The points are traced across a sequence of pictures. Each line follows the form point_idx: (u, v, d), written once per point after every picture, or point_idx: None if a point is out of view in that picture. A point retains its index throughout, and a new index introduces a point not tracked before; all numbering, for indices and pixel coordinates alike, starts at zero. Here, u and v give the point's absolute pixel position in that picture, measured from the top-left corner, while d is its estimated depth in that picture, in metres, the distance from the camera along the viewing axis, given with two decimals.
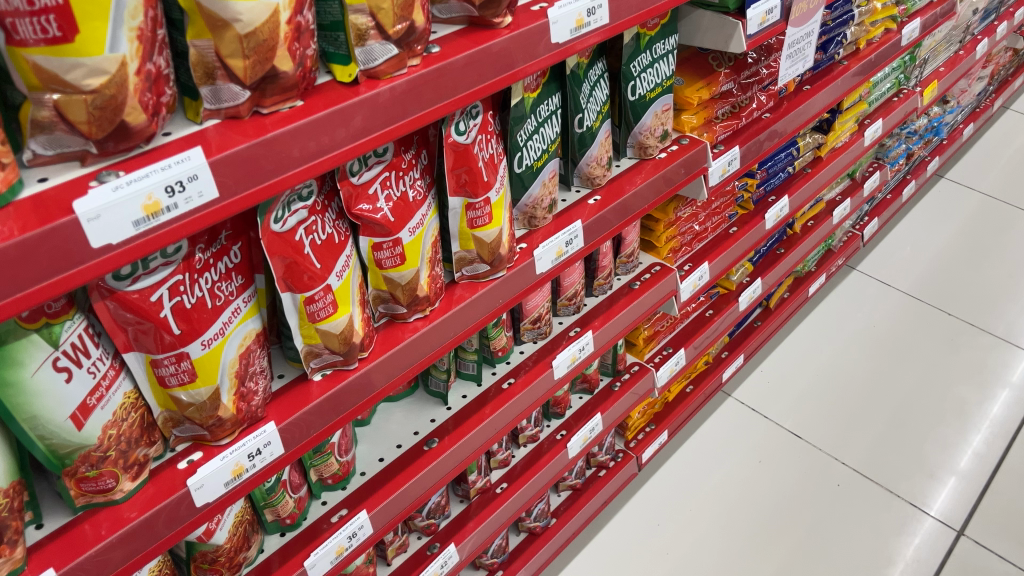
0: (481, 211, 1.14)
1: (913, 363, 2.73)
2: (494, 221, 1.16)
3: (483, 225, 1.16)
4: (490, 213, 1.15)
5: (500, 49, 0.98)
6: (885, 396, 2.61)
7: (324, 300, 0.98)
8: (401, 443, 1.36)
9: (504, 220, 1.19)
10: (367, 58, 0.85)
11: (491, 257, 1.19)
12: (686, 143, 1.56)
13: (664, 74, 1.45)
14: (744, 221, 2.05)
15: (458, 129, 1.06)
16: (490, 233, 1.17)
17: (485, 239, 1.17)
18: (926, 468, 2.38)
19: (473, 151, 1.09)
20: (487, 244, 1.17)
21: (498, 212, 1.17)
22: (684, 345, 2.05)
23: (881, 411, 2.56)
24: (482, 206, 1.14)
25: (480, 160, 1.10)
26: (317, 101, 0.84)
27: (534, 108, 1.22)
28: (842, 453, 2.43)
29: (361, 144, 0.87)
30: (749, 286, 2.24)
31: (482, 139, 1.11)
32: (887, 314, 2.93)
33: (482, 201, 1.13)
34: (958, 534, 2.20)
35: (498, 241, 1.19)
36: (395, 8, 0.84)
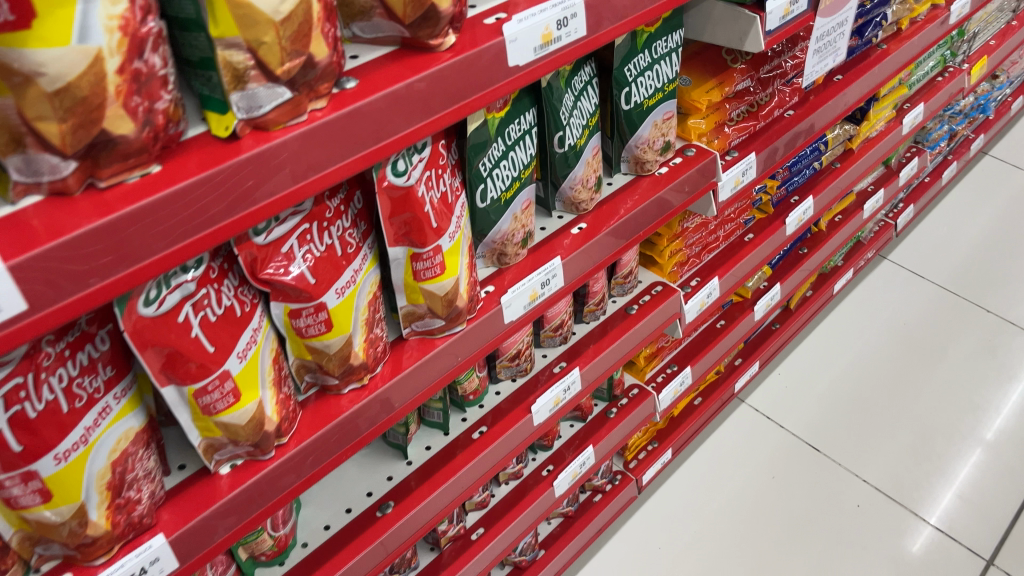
0: (431, 261, 0.95)
1: (946, 367, 2.51)
2: (448, 271, 0.97)
3: (433, 277, 0.96)
4: (442, 263, 0.96)
5: (439, 81, 0.78)
6: (913, 404, 2.40)
7: (221, 390, 0.80)
8: (352, 507, 1.20)
9: (462, 267, 1.00)
10: (249, 105, 0.66)
11: (445, 312, 1.00)
12: (692, 155, 1.35)
13: (666, 77, 1.24)
14: (762, 227, 1.83)
15: (396, 169, 0.87)
16: (443, 285, 0.97)
17: (436, 292, 0.98)
18: (954, 487, 2.17)
19: (417, 193, 0.90)
20: (439, 297, 0.98)
21: (453, 261, 0.98)
22: (690, 362, 1.85)
23: (908, 422, 2.35)
24: (431, 256, 0.95)
25: (425, 205, 0.91)
26: (181, 166, 0.65)
27: (501, 131, 1.02)
28: (864, 469, 2.23)
29: (246, 216, 0.69)
30: (767, 293, 2.03)
31: (428, 178, 0.92)
32: (920, 311, 2.70)
33: (430, 250, 0.94)
34: (987, 564, 1.99)
35: (455, 293, 0.99)
36: (283, 43, 0.64)
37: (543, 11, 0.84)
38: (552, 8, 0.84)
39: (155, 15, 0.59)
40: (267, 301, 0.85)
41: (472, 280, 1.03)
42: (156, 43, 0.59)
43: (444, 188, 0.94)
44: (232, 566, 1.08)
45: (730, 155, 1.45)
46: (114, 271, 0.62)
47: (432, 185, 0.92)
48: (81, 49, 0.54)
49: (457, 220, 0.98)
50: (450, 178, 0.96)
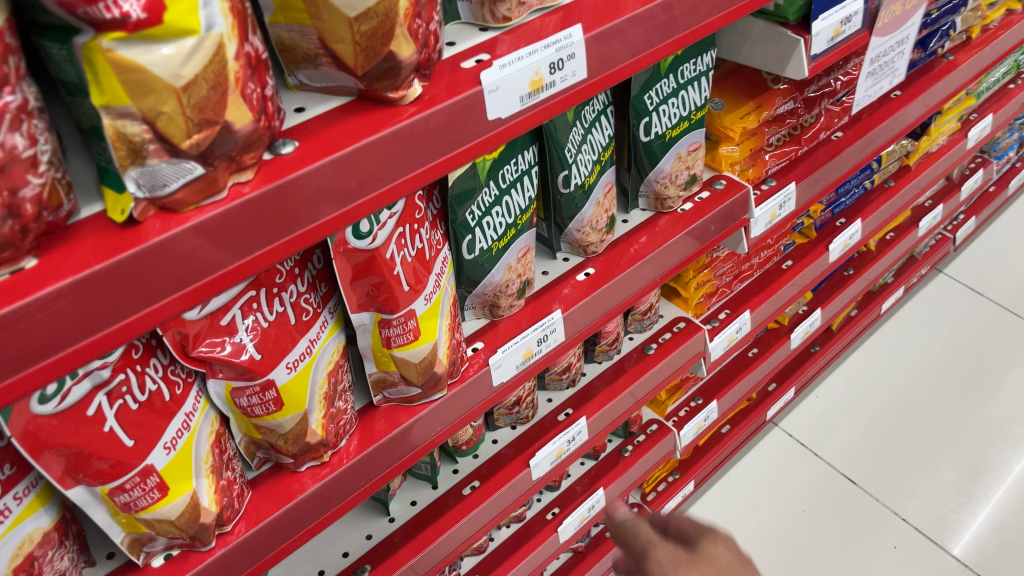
0: (403, 327, 0.83)
1: (1002, 398, 2.30)
2: (424, 336, 0.85)
3: (405, 344, 0.85)
4: (417, 328, 0.84)
5: (399, 141, 0.65)
6: (963, 436, 2.20)
7: (143, 488, 0.70)
8: (325, 570, 1.10)
9: (442, 330, 0.88)
10: (151, 183, 0.55)
11: (421, 381, 0.88)
12: (722, 188, 1.21)
13: (692, 104, 1.10)
14: (803, 253, 1.67)
15: (359, 231, 0.75)
16: (418, 352, 0.86)
17: (410, 360, 0.86)
18: (1005, 532, 1.98)
19: (385, 255, 0.78)
20: (414, 365, 0.87)
21: (430, 324, 0.86)
22: (717, 396, 1.70)
23: (956, 456, 2.16)
24: (403, 322, 0.83)
25: (394, 268, 0.79)
26: (64, 259, 0.54)
27: (493, 174, 0.90)
28: (904, 506, 2.05)
29: (149, 313, 0.57)
30: (807, 319, 1.87)
31: (401, 235, 0.79)
32: (977, 334, 2.50)
33: (401, 315, 0.82)
34: None
35: (432, 359, 0.87)
36: (188, 112, 0.53)
37: (532, 52, 0.71)
38: (544, 49, 0.71)
39: (18, 86, 0.48)
40: (204, 378, 0.75)
41: (455, 343, 0.91)
42: (18, 120, 0.48)
43: (419, 245, 0.82)
44: None
45: (766, 185, 1.30)
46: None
47: (406, 244, 0.80)
48: None
49: (436, 279, 0.86)
50: (428, 231, 0.84)
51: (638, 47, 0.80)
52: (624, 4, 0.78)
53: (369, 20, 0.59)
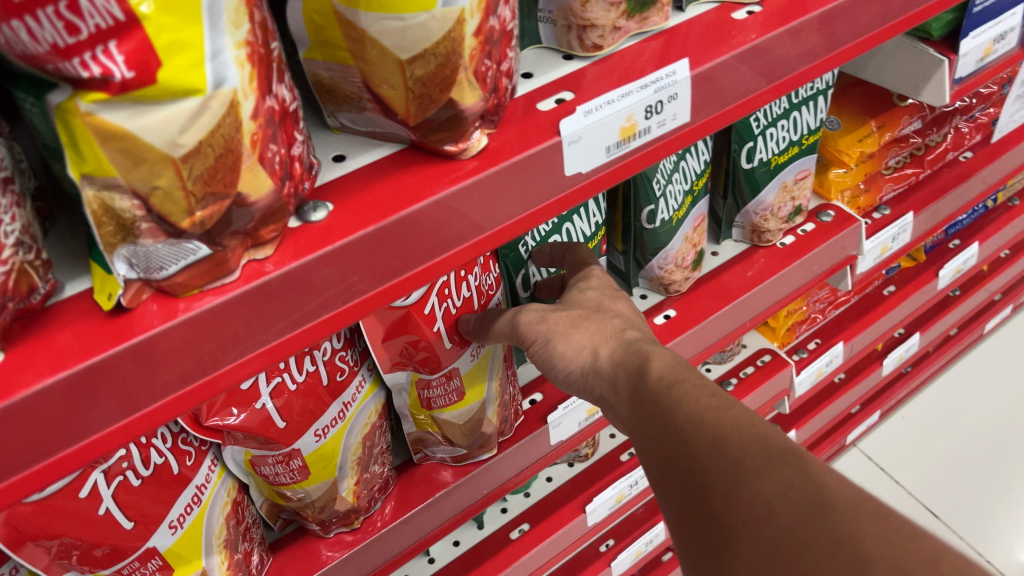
0: (444, 385, 0.75)
1: None
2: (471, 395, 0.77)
3: (448, 404, 0.76)
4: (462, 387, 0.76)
5: (457, 206, 0.53)
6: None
7: (143, 572, 0.62)
8: None
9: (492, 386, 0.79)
10: (144, 266, 0.45)
11: (466, 445, 0.79)
12: (830, 221, 1.04)
13: (805, 127, 0.95)
14: (908, 277, 1.50)
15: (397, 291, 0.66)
16: (464, 413, 0.77)
17: (454, 421, 0.77)
18: None
19: (422, 310, 0.69)
20: (459, 427, 0.78)
21: (477, 382, 0.77)
22: (797, 425, 1.56)
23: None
24: (442, 383, 0.75)
25: (435, 324, 0.70)
26: (36, 354, 0.44)
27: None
28: (991, 546, 1.77)
29: (142, 417, 0.47)
30: (903, 343, 1.70)
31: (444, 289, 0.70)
32: None
33: (441, 374, 0.74)
34: None
35: (480, 418, 0.78)
36: (189, 186, 0.42)
37: (626, 94, 0.58)
38: (641, 90, 0.59)
39: None
40: (221, 446, 0.66)
41: (507, 400, 0.81)
42: None
43: (466, 294, 0.73)
44: None
45: (879, 214, 1.14)
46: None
47: (450, 297, 0.71)
48: None
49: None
50: (479, 276, 0.73)
51: (754, 82, 0.66)
52: (742, 31, 0.64)
53: (426, 63, 0.47)
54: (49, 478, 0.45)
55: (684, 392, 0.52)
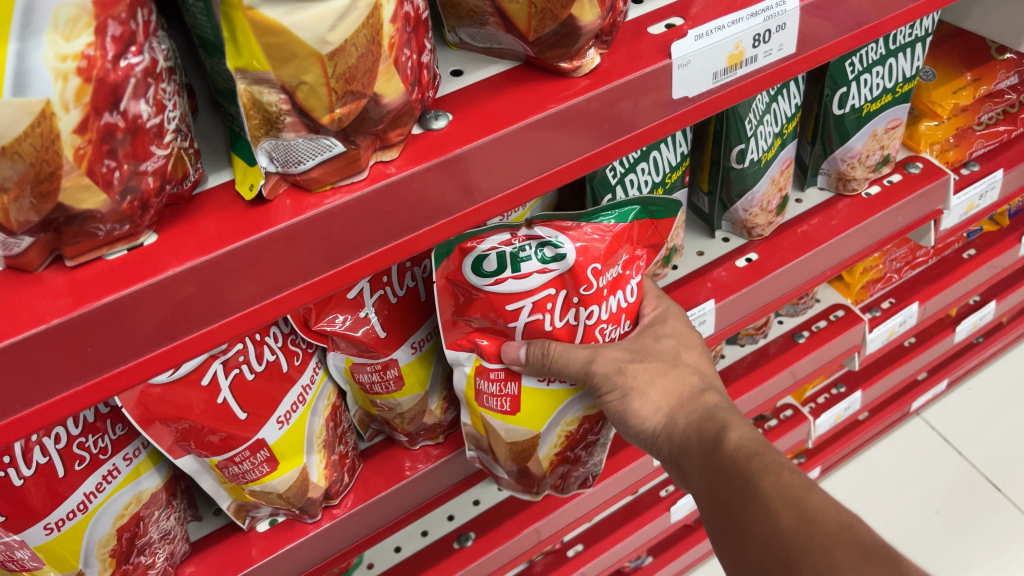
0: (500, 393, 0.72)
1: None
2: (521, 418, 0.73)
3: (494, 411, 0.73)
4: (517, 399, 0.73)
5: (567, 122, 0.55)
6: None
7: (253, 461, 0.66)
8: (428, 531, 1.05)
9: (558, 419, 0.75)
10: (283, 158, 0.48)
11: (507, 467, 0.77)
12: (917, 172, 1.03)
13: (900, 76, 0.94)
14: (989, 242, 1.47)
15: (487, 261, 0.66)
16: (513, 431, 0.74)
17: (498, 437, 0.74)
18: None
19: (501, 305, 0.68)
20: (503, 441, 0.74)
21: (541, 406, 0.74)
22: (862, 386, 1.55)
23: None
24: (500, 385, 0.72)
25: (513, 321, 0.69)
26: (185, 237, 0.47)
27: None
28: None
29: (276, 301, 0.50)
30: (978, 311, 1.67)
31: (541, 301, 0.68)
32: None
33: (502, 368, 0.71)
34: None
35: (530, 446, 0.75)
36: (332, 83, 0.44)
37: (736, 21, 0.59)
38: (751, 18, 0.59)
39: (145, 44, 0.41)
40: (324, 350, 0.70)
41: (570, 444, 0.78)
42: (144, 85, 0.41)
43: (568, 319, 0.70)
44: None
45: (967, 170, 1.12)
46: (66, 384, 0.45)
47: (549, 314, 0.69)
48: (18, 104, 0.37)
49: None
50: (593, 311, 0.70)
51: (859, 19, 0.66)
52: None
53: None
54: (198, 349, 0.49)
55: (770, 467, 0.60)
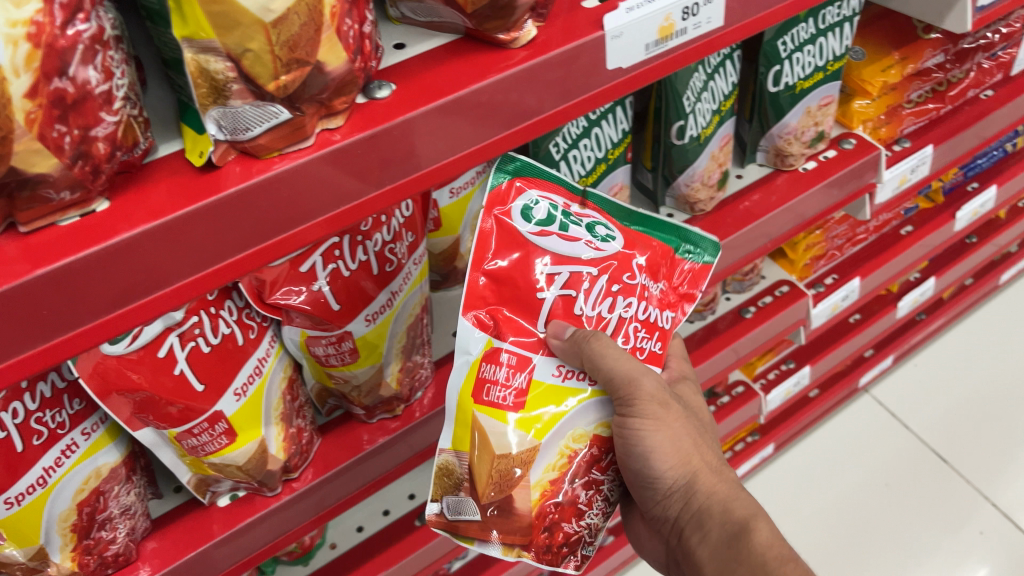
0: (505, 384, 0.67)
1: None
2: (520, 419, 0.67)
3: (493, 405, 0.67)
4: (522, 392, 0.67)
5: (505, 91, 0.58)
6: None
7: (211, 434, 0.67)
8: (390, 510, 1.07)
9: (565, 434, 0.69)
10: (232, 125, 0.49)
11: (489, 492, 0.66)
12: (851, 148, 1.08)
13: (831, 54, 0.98)
14: (925, 219, 1.53)
15: (534, 210, 0.69)
16: (510, 436, 0.66)
17: (486, 442, 0.66)
18: None
19: (533, 264, 0.69)
20: (496, 451, 0.66)
21: (546, 409, 0.68)
22: (810, 361, 1.60)
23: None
24: (505, 376, 0.67)
25: (545, 286, 0.69)
26: (137, 203, 0.49)
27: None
28: (997, 490, 1.79)
29: (231, 263, 0.52)
30: (918, 287, 1.73)
31: (579, 274, 0.70)
32: None
33: (517, 350, 0.67)
34: None
35: (527, 462, 0.67)
36: (277, 51, 0.46)
37: None
38: None
39: (92, 13, 0.43)
40: (280, 324, 0.71)
41: (569, 481, 0.69)
42: (92, 52, 0.43)
43: (599, 310, 0.71)
44: None
45: (899, 146, 1.17)
46: (22, 346, 0.47)
47: (583, 294, 0.70)
48: None
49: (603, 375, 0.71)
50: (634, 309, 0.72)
51: None
52: None
53: None
54: (158, 310, 0.50)
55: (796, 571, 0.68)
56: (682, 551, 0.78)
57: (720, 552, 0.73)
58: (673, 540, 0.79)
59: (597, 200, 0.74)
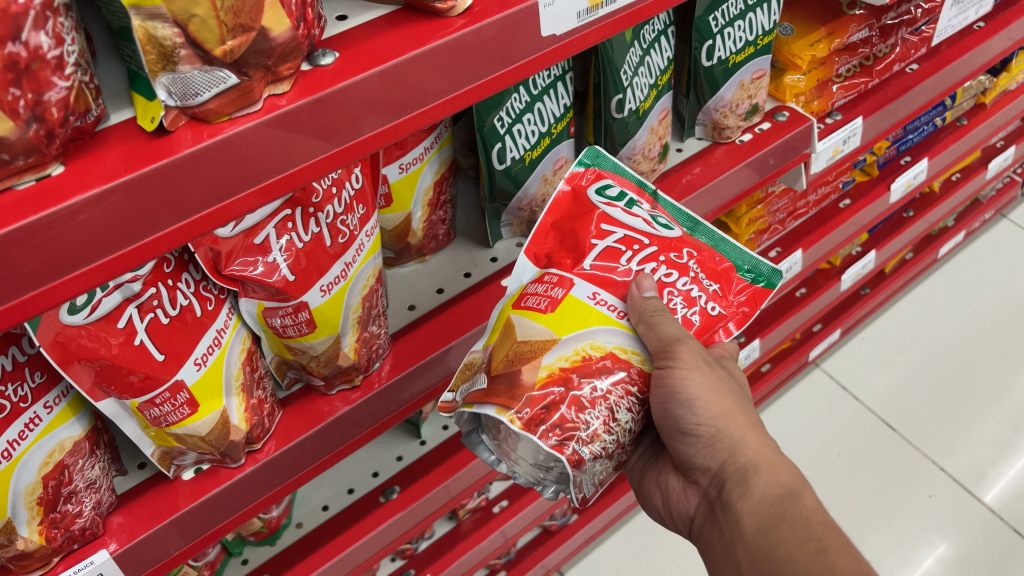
0: (544, 293, 0.76)
1: None
2: (548, 319, 0.74)
3: (528, 308, 0.76)
4: (557, 302, 0.75)
5: (444, 57, 0.61)
6: (1015, 385, 1.96)
7: (173, 404, 0.69)
8: (354, 488, 1.09)
9: (584, 339, 0.73)
10: (182, 91, 0.52)
11: (501, 366, 0.73)
12: (784, 120, 1.13)
13: (760, 28, 1.03)
14: (862, 191, 1.60)
15: (607, 190, 0.82)
16: (533, 327, 0.74)
17: (512, 332, 0.75)
18: None
19: (594, 217, 0.80)
20: (517, 338, 0.74)
21: (575, 317, 0.74)
22: (760, 334, 1.65)
23: (1006, 405, 1.92)
24: (548, 289, 0.76)
25: (599, 235, 0.79)
26: (91, 167, 0.51)
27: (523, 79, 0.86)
28: (945, 455, 1.84)
29: (184, 226, 0.54)
30: (860, 260, 1.80)
31: (630, 238, 0.79)
32: None
33: (559, 275, 0.77)
34: None
35: (539, 348, 0.73)
36: (222, 16, 0.49)
37: None
38: None
39: None
40: (237, 296, 0.73)
41: (577, 375, 0.71)
42: (43, 17, 0.45)
43: (641, 266, 0.78)
44: (217, 546, 1.01)
45: (831, 119, 1.22)
46: None
47: (630, 251, 0.78)
48: None
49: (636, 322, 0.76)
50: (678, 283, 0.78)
51: None
52: None
53: None
54: (114, 272, 0.53)
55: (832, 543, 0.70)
56: (715, 515, 0.78)
57: (758, 512, 0.73)
58: (707, 504, 0.79)
59: (665, 204, 0.86)
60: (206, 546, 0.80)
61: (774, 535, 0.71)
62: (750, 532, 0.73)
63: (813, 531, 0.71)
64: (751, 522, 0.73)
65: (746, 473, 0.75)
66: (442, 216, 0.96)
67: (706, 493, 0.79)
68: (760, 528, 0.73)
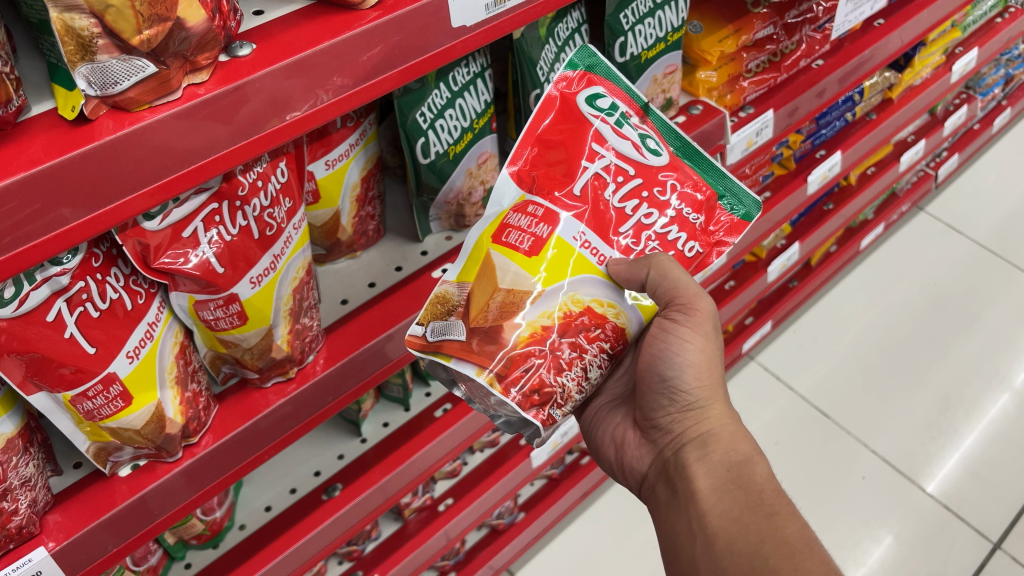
0: (524, 231, 0.77)
1: (983, 326, 2.14)
2: (528, 262, 0.76)
3: (508, 245, 0.77)
4: (539, 241, 0.76)
5: (358, 49, 0.64)
6: (936, 368, 2.05)
7: (106, 396, 0.70)
8: (296, 488, 1.10)
9: (565, 292, 0.76)
10: (101, 81, 0.54)
11: (481, 316, 0.75)
12: (698, 113, 1.18)
13: (669, 25, 1.08)
14: (781, 183, 1.67)
15: (597, 101, 0.80)
16: (514, 274, 0.75)
17: (492, 274, 0.76)
18: (971, 462, 1.86)
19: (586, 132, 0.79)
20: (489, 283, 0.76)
21: (556, 262, 0.76)
22: None
23: (931, 388, 2.01)
24: (528, 229, 0.77)
25: (588, 163, 0.78)
26: (16, 154, 0.52)
27: (443, 75, 0.90)
28: (876, 437, 1.91)
29: (106, 213, 0.56)
30: (785, 252, 1.87)
31: (614, 167, 0.79)
32: (968, 258, 2.33)
33: (540, 206, 0.77)
34: (993, 547, 1.72)
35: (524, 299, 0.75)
36: (137, 6, 0.52)
37: None
38: None
39: None
40: (167, 290, 0.74)
41: (558, 334, 0.75)
42: None
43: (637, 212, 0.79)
44: (158, 550, 1.02)
45: (745, 112, 1.28)
46: None
47: (614, 183, 0.78)
48: None
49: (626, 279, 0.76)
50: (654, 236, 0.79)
51: None
52: None
53: None
54: (38, 257, 0.54)
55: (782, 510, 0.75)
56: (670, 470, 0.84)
57: (717, 475, 0.79)
58: (661, 464, 0.85)
59: (658, 119, 0.82)
60: (146, 542, 0.81)
61: (728, 499, 0.77)
62: (705, 492, 0.79)
63: (765, 497, 0.76)
64: (708, 483, 0.79)
65: (711, 440, 0.81)
66: (371, 211, 0.99)
67: (663, 452, 0.85)
68: (717, 490, 0.78)
